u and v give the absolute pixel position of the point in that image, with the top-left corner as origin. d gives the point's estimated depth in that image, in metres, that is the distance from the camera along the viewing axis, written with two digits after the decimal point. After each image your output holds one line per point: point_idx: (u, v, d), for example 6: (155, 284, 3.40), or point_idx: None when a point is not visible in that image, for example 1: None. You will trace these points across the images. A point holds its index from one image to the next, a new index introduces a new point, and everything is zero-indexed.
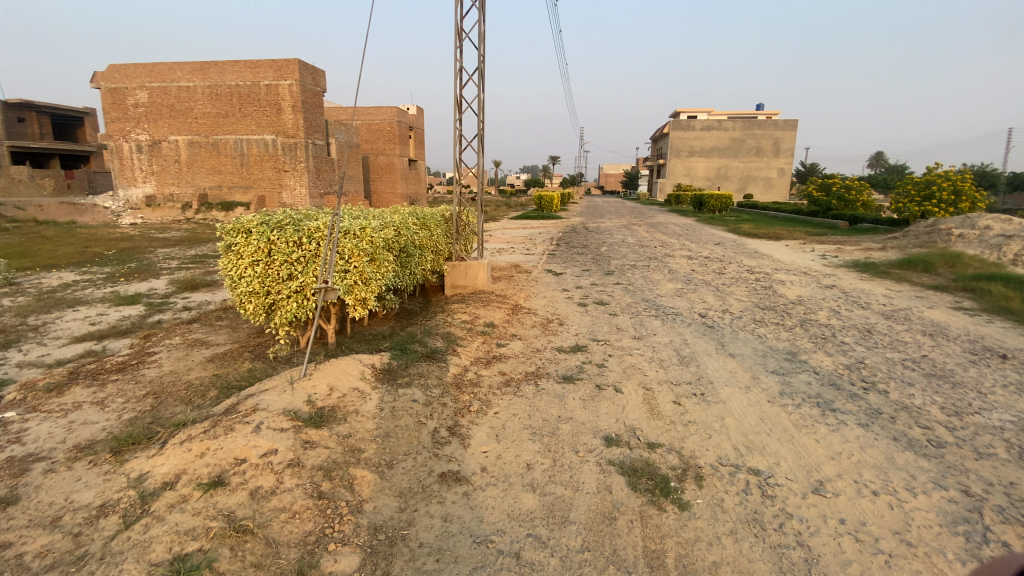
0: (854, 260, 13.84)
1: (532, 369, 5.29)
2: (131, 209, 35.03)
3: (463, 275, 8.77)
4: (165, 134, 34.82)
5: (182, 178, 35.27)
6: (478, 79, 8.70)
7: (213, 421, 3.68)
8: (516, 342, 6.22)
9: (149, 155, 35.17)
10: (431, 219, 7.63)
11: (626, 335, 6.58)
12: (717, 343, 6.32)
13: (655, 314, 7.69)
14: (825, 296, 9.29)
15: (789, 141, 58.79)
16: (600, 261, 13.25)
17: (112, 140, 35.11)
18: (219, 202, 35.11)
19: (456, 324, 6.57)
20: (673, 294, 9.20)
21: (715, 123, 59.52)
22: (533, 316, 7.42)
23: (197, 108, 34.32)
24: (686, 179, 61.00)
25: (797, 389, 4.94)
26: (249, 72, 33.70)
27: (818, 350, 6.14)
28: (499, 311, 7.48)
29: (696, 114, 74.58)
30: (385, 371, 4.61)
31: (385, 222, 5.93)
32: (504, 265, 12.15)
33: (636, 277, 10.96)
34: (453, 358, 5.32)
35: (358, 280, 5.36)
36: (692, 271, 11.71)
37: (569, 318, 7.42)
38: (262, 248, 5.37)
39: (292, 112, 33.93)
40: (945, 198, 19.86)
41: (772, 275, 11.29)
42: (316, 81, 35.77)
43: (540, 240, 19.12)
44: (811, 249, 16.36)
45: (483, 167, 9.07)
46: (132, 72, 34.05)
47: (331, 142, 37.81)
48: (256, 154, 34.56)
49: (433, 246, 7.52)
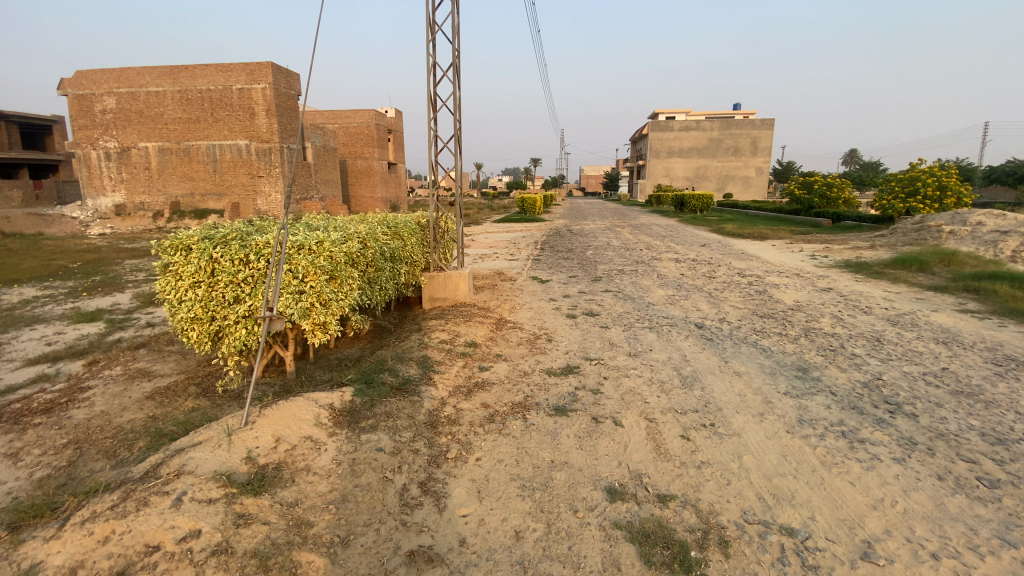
0: (845, 260, 13.52)
1: (519, 399, 4.65)
2: (100, 219, 33.58)
3: (442, 286, 8.11)
4: (134, 141, 33.44)
5: (153, 185, 33.91)
6: (453, 75, 8.07)
7: (126, 488, 2.94)
8: (499, 364, 5.57)
9: (118, 162, 33.75)
10: (404, 228, 6.97)
11: (621, 351, 5.98)
12: (721, 359, 5.75)
13: (650, 325, 7.10)
14: (825, 301, 8.82)
15: (767, 140, 59.35)
16: (587, 266, 12.69)
17: (78, 148, 33.58)
18: (192, 209, 33.85)
19: (433, 345, 5.90)
20: (667, 302, 8.65)
21: (695, 123, 59.80)
22: (519, 331, 6.78)
23: (168, 113, 33.05)
24: (667, 179, 61.14)
25: (817, 415, 4.38)
26: (221, 75, 32.60)
27: (830, 365, 5.61)
28: (481, 327, 6.82)
29: (675, 114, 74.92)
30: (348, 411, 3.94)
31: (348, 234, 5.26)
32: (486, 273, 11.49)
33: (625, 283, 10.38)
34: (429, 389, 4.66)
35: (317, 302, 4.68)
36: (682, 275, 11.23)
37: (557, 332, 6.78)
38: (204, 268, 4.67)
39: (266, 116, 32.88)
40: (931, 194, 19.90)
41: (765, 278, 10.86)
42: (291, 85, 34.75)
43: (524, 245, 18.50)
44: (800, 248, 16.05)
45: (461, 170, 8.43)
46: (98, 77, 32.70)
47: (307, 147, 36.79)
48: (229, 160, 33.40)
49: (407, 257, 6.87)
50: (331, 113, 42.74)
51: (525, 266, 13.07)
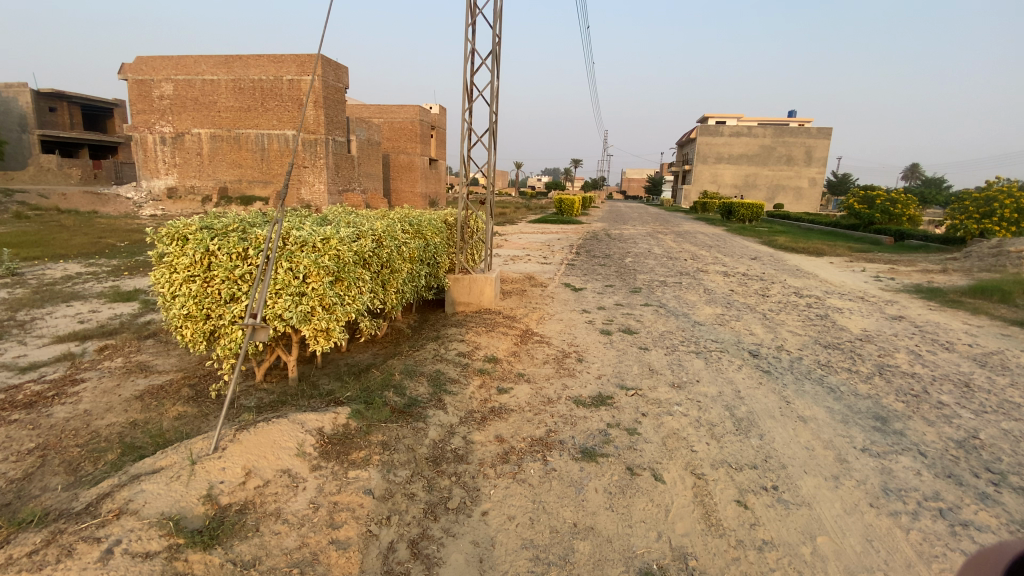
0: (915, 284, 12.22)
1: (539, 433, 3.99)
2: (153, 200, 34.78)
3: (466, 290, 7.53)
4: (188, 127, 34.38)
5: (203, 170, 34.86)
6: (492, 63, 7.47)
7: (58, 526, 2.44)
8: (522, 385, 4.92)
9: (173, 147, 34.78)
10: (429, 225, 6.42)
11: (662, 380, 5.24)
12: (780, 399, 4.92)
13: (696, 349, 6.30)
14: (898, 332, 7.77)
15: (822, 150, 56.43)
16: (625, 275, 11.89)
17: (137, 132, 34.77)
18: (239, 195, 34.65)
19: (450, 359, 5.31)
20: (715, 322, 7.79)
21: (745, 129, 57.42)
22: (546, 347, 6.12)
23: (221, 101, 33.85)
24: (713, 186, 58.93)
25: (905, 483, 3.49)
26: (273, 66, 33.21)
27: (913, 416, 4.65)
28: (505, 339, 6.20)
29: (725, 119, 72.27)
30: (339, 437, 3.38)
31: (361, 230, 4.71)
32: (516, 277, 10.87)
33: (667, 296, 9.54)
34: (438, 414, 4.06)
35: (320, 306, 4.15)
36: (730, 291, 10.29)
37: (589, 351, 6.08)
38: (201, 260, 4.22)
39: (314, 107, 33.26)
40: (1007, 216, 17.99)
41: (825, 301, 9.80)
42: (339, 77, 35.06)
43: (560, 248, 17.76)
44: (860, 268, 14.73)
45: (495, 166, 7.82)
46: (157, 64, 33.69)
47: (351, 139, 37.09)
48: (276, 149, 34.04)
49: (430, 259, 6.29)
50: (376, 106, 43.00)
51: (559, 271, 12.37)
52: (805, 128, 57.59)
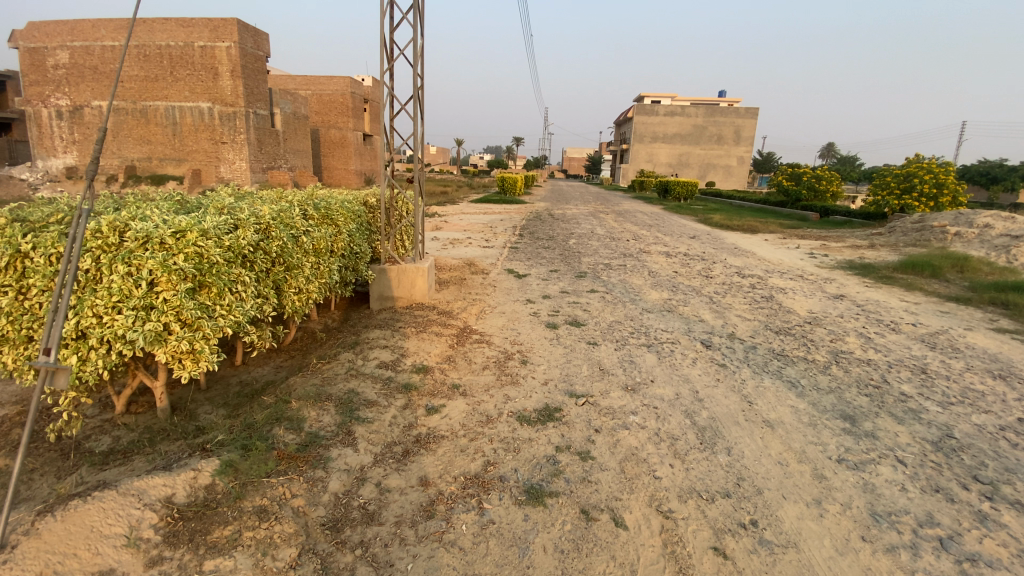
0: (848, 260, 12.45)
1: (475, 468, 3.23)
2: (47, 182, 30.69)
3: (393, 282, 6.61)
4: (86, 99, 29.86)
5: (107, 149, 31.01)
6: (414, 17, 6.42)
7: None
8: (454, 401, 4.13)
9: (70, 121, 30.45)
10: (340, 209, 5.41)
11: (616, 383, 4.61)
12: (742, 400, 4.42)
13: (648, 342, 5.76)
14: (844, 312, 7.62)
15: (750, 129, 58.65)
16: (570, 258, 11.31)
17: (28, 104, 30.46)
18: (149, 175, 31.12)
19: (368, 372, 4.42)
20: (665, 308, 7.31)
21: (679, 109, 58.54)
22: (485, 347, 5.35)
23: (124, 71, 30.07)
24: (650, 165, 59.89)
25: (894, 505, 3.09)
26: (182, 31, 29.77)
27: (881, 412, 4.33)
28: (437, 340, 5.36)
29: (661, 98, 73.35)
30: (196, 511, 2.46)
31: (237, 217, 3.70)
32: (454, 263, 9.98)
33: (614, 281, 9.01)
34: (345, 454, 3.20)
35: (178, 321, 3.15)
36: (676, 273, 9.96)
37: (534, 350, 5.36)
38: (11, 265, 3.04)
39: (231, 77, 30.16)
40: (928, 191, 19.01)
41: (769, 281, 9.67)
42: (259, 45, 31.92)
43: (502, 229, 16.96)
44: (796, 244, 14.99)
45: (422, 138, 6.84)
46: (53, 29, 29.74)
47: (276, 113, 34.14)
48: (190, 124, 30.73)
49: (343, 248, 5.32)
50: (301, 78, 39.80)
51: (501, 255, 11.59)
52: (735, 108, 59.48)
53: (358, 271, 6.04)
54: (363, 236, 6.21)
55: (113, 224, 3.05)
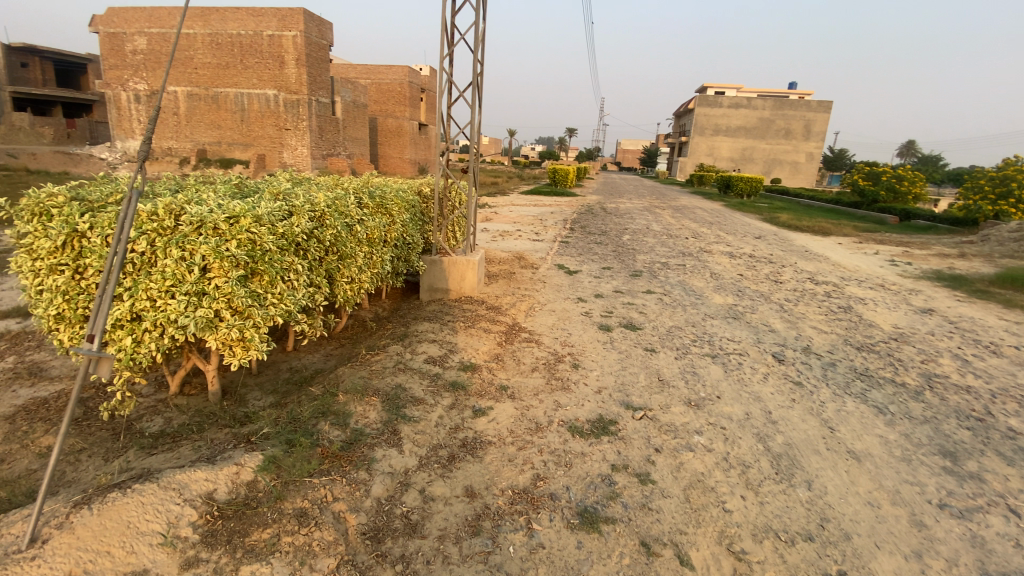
0: (934, 270, 11.33)
1: (524, 482, 3.01)
2: (128, 162, 32.85)
3: (444, 274, 6.47)
4: (164, 85, 32.18)
5: (181, 132, 32.81)
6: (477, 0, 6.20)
7: None
8: (504, 404, 3.92)
9: (148, 105, 32.55)
10: (395, 198, 5.29)
11: (677, 397, 4.26)
12: (821, 425, 3.97)
13: (711, 352, 5.34)
14: (934, 329, 6.85)
15: (821, 124, 55.11)
16: (624, 255, 10.86)
17: (111, 88, 32.50)
18: (219, 158, 32.75)
19: (416, 365, 4.28)
20: (728, 315, 6.81)
21: (744, 101, 55.70)
22: (536, 348, 5.11)
23: (197, 57, 31.63)
24: (709, 159, 57.45)
25: (1014, 568, 2.63)
26: (252, 20, 30.90)
27: (989, 452, 3.77)
28: (486, 337, 5.16)
29: (724, 89, 70.07)
30: (235, 510, 2.36)
31: (292, 204, 3.61)
32: (504, 256, 9.77)
33: (672, 283, 8.53)
34: (389, 455, 3.04)
35: (230, 309, 3.09)
36: (740, 277, 9.33)
37: (587, 354, 5.08)
38: (69, 244, 3.06)
39: (296, 66, 31.20)
40: None
41: (844, 289, 8.89)
42: (323, 34, 32.76)
43: (553, 222, 16.58)
44: (872, 250, 13.83)
45: (478, 127, 6.64)
46: (130, 15, 31.34)
47: (337, 101, 35.03)
48: (258, 110, 32.03)
49: (396, 238, 5.20)
50: (362, 67, 40.62)
51: (551, 250, 11.29)
52: (805, 101, 55.99)
53: (410, 262, 5.93)
54: (416, 226, 6.07)
55: (169, 207, 3.02)
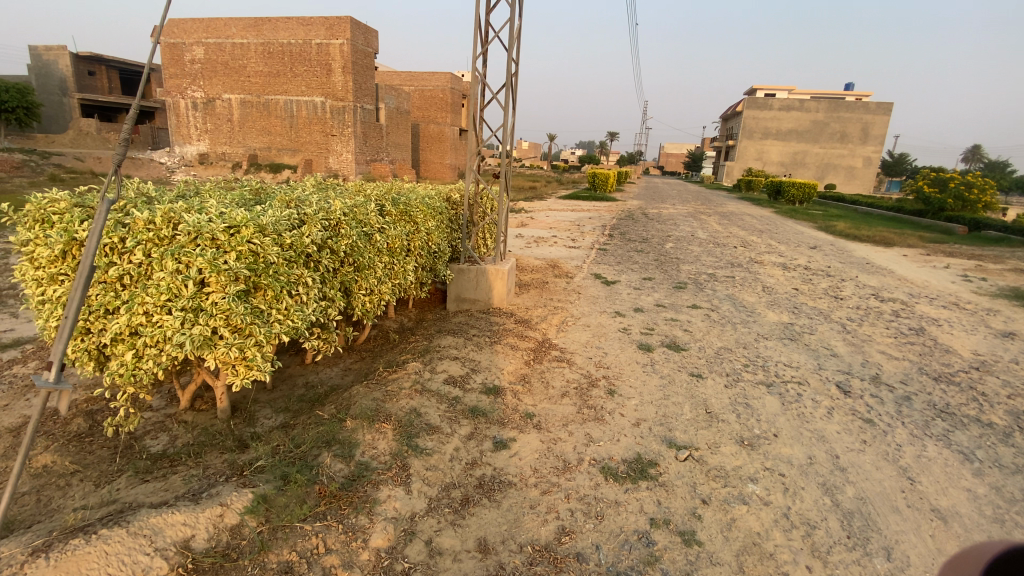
0: (1017, 287, 10.18)
1: (547, 536, 2.61)
2: (185, 166, 34.45)
3: (472, 283, 6.15)
4: (218, 92, 33.52)
5: (234, 137, 34.14)
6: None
7: None
8: (528, 434, 3.52)
9: (204, 112, 34.00)
10: (422, 203, 4.97)
11: (727, 435, 3.76)
12: (900, 476, 3.37)
13: (765, 380, 4.77)
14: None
15: (880, 127, 52.07)
16: (666, 265, 10.27)
17: (171, 97, 34.18)
18: (268, 163, 33.87)
19: (434, 385, 3.93)
20: (782, 335, 6.18)
21: (796, 103, 53.29)
22: (568, 368, 4.69)
23: (250, 66, 32.83)
24: (756, 163, 55.24)
25: None
26: (302, 29, 31.82)
27: None
28: (513, 354, 4.79)
29: (774, 91, 67.43)
30: (212, 563, 2.07)
31: (304, 212, 3.33)
32: (538, 264, 9.39)
33: (718, 297, 7.92)
34: (395, 496, 2.70)
35: (229, 326, 2.83)
36: (794, 291, 8.60)
37: (623, 377, 4.63)
38: (69, 252, 2.90)
39: (342, 73, 31.92)
40: None
41: (914, 308, 8.04)
42: (369, 42, 33.40)
43: (591, 229, 16.06)
44: (944, 263, 12.64)
45: (512, 128, 6.29)
46: (189, 27, 32.81)
47: (380, 107, 35.65)
48: (305, 117, 32.95)
49: (421, 247, 4.88)
50: (405, 74, 41.22)
51: (588, 258, 10.82)
52: (863, 102, 53.06)
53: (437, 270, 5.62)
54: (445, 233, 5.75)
55: (169, 214, 2.80)
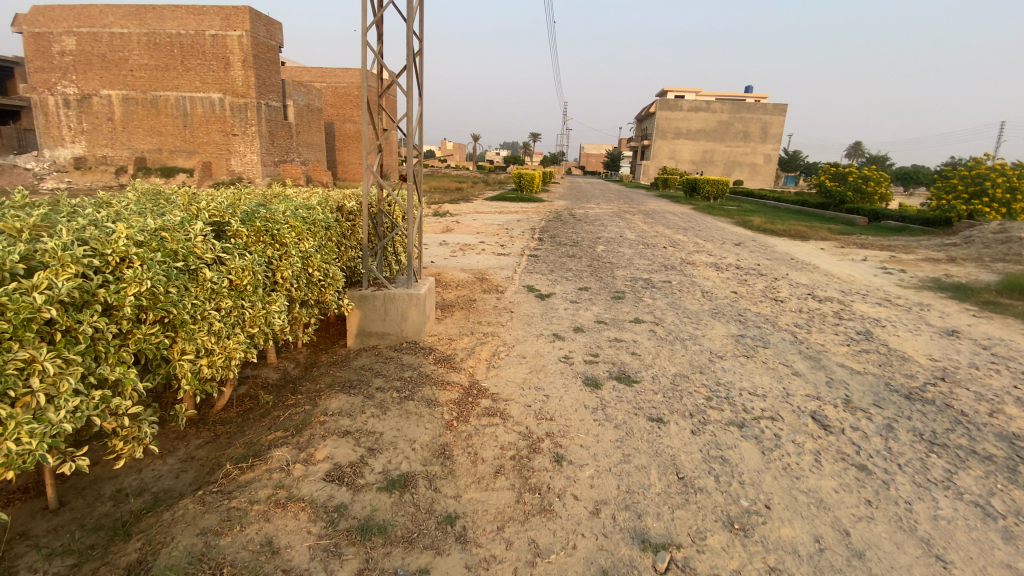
0: (932, 278, 10.47)
1: None
2: (59, 172, 29.81)
3: (377, 311, 4.90)
4: (95, 88, 29.31)
5: (117, 139, 29.92)
6: None
7: None
8: (449, 557, 2.40)
9: (78, 111, 29.61)
10: (293, 215, 3.66)
11: (712, 515, 2.86)
12: (929, 558, 2.65)
13: (737, 419, 3.96)
14: (975, 359, 5.74)
15: (777, 126, 56.06)
16: (601, 272, 9.53)
17: (35, 93, 29.44)
18: (159, 167, 30.02)
19: (306, 487, 2.72)
20: (739, 352, 5.51)
21: (703, 104, 56.00)
22: (501, 426, 3.60)
23: (133, 59, 28.89)
24: (670, 162, 57.48)
25: None
26: (193, 19, 28.44)
27: None
28: (427, 412, 3.63)
29: (683, 94, 70.87)
30: None
31: (41, 248, 1.97)
32: (463, 277, 8.28)
33: (661, 306, 7.23)
34: None
35: None
36: (734, 295, 8.14)
37: (571, 431, 3.63)
38: None
39: (242, 68, 28.86)
40: (998, 197, 17.05)
41: (852, 307, 7.80)
42: (272, 35, 30.50)
43: (519, 232, 15.11)
44: (860, 256, 13.01)
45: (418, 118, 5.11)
46: (56, 14, 28.38)
47: (288, 105, 32.83)
48: (201, 115, 29.47)
49: (295, 277, 3.58)
50: (313, 70, 38.24)
51: (519, 266, 9.84)
52: (761, 103, 56.85)
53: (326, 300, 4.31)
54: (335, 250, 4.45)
55: None
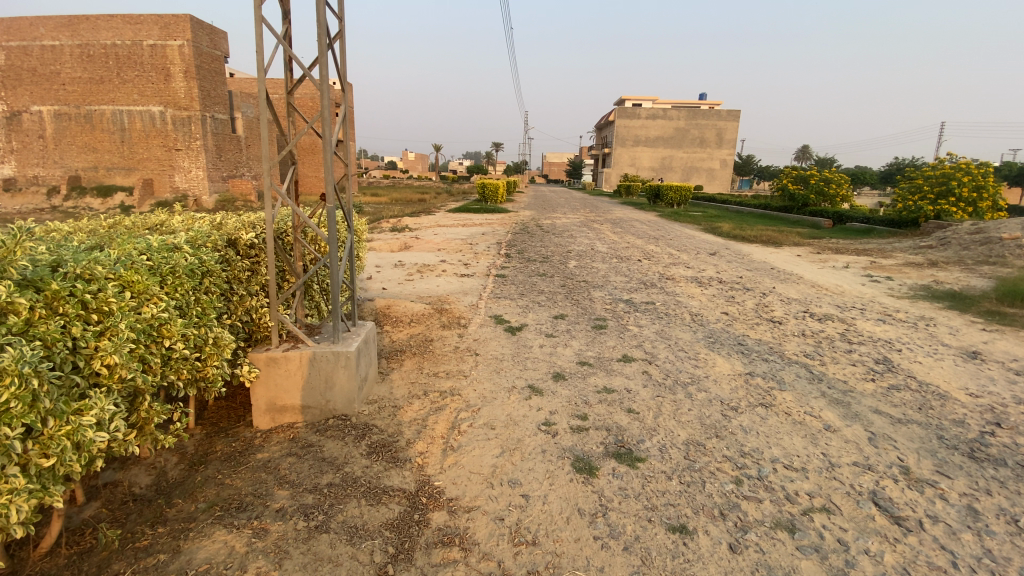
0: (921, 285, 9.91)
1: None
2: None
3: (288, 376, 3.68)
4: (24, 104, 26.85)
5: (49, 157, 27.35)
6: None
7: None
8: None
9: (6, 129, 27.20)
10: (127, 264, 2.43)
11: None
12: None
13: (786, 520, 2.91)
14: (1017, 392, 4.94)
15: (732, 131, 57.10)
16: (576, 293, 8.52)
17: None
18: (96, 186, 27.40)
19: None
20: (755, 398, 4.51)
21: (660, 111, 56.57)
22: (460, 568, 2.43)
23: (65, 72, 26.41)
24: (631, 169, 57.70)
25: None
26: (129, 28, 26.11)
27: None
28: (351, 555, 2.42)
29: (641, 102, 71.83)
30: None
31: None
32: (418, 308, 7.10)
33: (652, 336, 6.24)
34: None
35: None
36: (728, 317, 7.24)
37: (565, 567, 2.49)
38: None
39: (184, 79, 26.69)
40: (966, 196, 17.12)
41: (857, 327, 7.01)
42: (217, 44, 28.39)
43: (485, 248, 14.00)
44: (841, 262, 12.48)
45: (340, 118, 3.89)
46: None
47: (236, 117, 30.81)
48: (140, 129, 27.14)
49: (133, 360, 2.34)
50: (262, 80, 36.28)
51: (484, 290, 8.72)
52: (716, 110, 57.82)
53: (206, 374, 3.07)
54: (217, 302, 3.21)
55: None
